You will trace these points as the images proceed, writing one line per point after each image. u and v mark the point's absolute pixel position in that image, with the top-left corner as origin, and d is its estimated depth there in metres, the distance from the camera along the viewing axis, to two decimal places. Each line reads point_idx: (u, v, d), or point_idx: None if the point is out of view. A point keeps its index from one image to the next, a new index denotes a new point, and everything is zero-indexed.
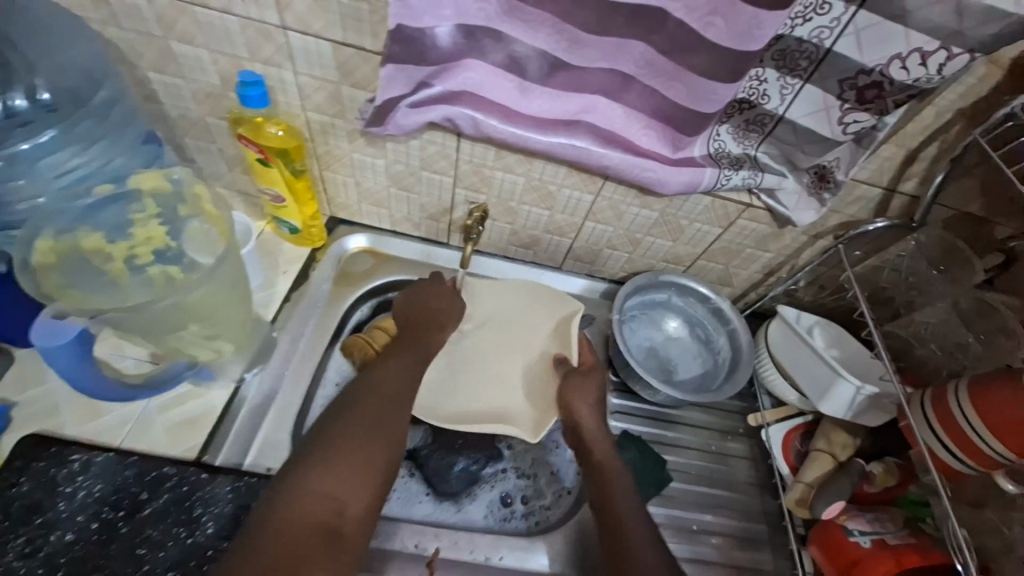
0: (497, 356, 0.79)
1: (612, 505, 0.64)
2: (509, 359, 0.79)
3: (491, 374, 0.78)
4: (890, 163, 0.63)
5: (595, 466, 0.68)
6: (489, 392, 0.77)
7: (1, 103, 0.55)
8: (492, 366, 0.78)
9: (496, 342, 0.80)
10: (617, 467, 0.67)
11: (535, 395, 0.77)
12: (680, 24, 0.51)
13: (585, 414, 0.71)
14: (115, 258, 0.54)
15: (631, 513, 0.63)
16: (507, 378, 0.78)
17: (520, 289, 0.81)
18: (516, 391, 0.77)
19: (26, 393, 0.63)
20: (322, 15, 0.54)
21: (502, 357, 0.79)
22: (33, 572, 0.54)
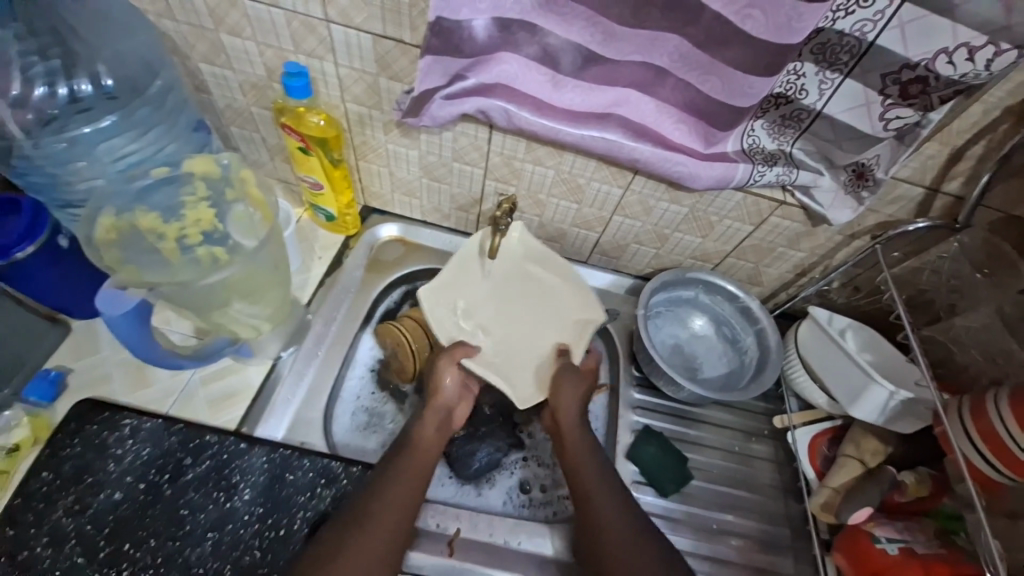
0: (516, 326, 0.77)
1: (591, 507, 0.63)
2: (528, 333, 0.76)
3: (503, 336, 0.76)
4: (933, 161, 0.61)
5: (571, 464, 0.67)
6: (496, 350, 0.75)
7: (65, 89, 0.58)
8: (506, 331, 0.76)
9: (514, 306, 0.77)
10: (589, 466, 0.66)
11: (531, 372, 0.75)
12: (717, 17, 0.50)
13: (566, 410, 0.69)
14: (168, 237, 0.58)
15: (615, 523, 0.61)
16: (517, 348, 0.76)
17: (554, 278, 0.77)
18: (522, 360, 0.75)
19: (80, 360, 0.68)
20: (363, 9, 0.56)
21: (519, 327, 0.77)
22: (83, 527, 0.58)
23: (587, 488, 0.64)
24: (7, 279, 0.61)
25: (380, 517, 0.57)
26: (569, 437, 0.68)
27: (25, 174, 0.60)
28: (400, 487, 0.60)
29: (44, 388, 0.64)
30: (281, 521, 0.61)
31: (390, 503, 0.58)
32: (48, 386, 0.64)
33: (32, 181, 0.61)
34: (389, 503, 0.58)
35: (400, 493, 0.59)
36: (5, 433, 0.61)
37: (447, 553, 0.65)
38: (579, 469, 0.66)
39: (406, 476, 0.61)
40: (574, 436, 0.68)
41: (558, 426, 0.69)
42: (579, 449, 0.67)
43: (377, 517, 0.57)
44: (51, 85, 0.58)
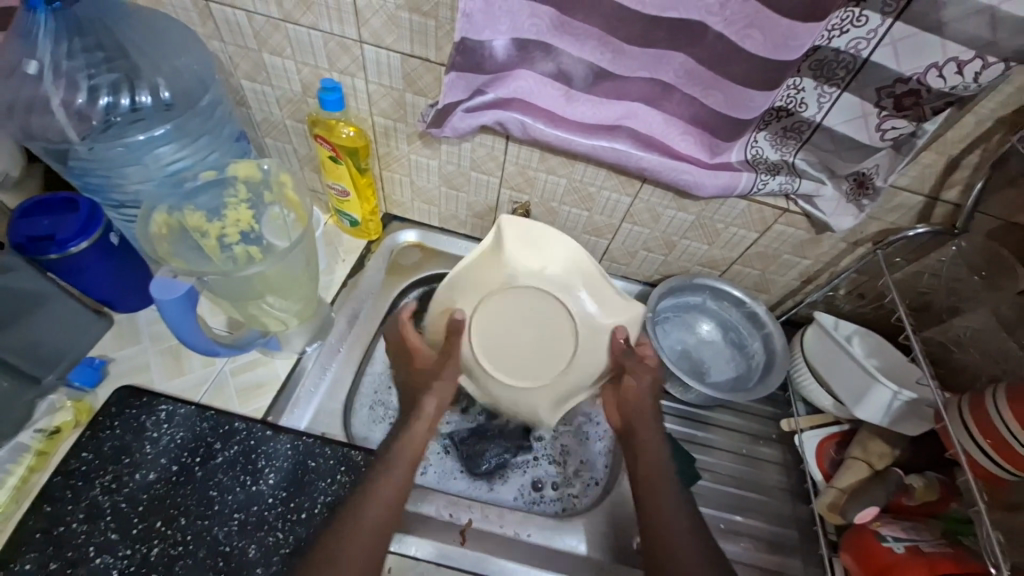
0: (517, 345, 0.72)
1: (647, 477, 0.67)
2: (510, 345, 0.72)
3: (520, 322, 0.71)
4: (930, 170, 0.63)
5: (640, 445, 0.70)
6: (496, 330, 0.72)
7: (128, 99, 0.64)
8: (507, 338, 0.72)
9: (522, 353, 0.72)
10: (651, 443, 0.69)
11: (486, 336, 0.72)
12: (719, 37, 0.54)
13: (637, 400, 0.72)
14: (210, 235, 0.64)
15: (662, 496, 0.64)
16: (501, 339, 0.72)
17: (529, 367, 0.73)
18: (497, 336, 0.72)
19: (122, 350, 0.73)
20: (393, 30, 0.62)
21: (534, 336, 0.72)
22: (118, 504, 0.62)
23: (653, 487, 0.65)
24: (59, 271, 0.66)
25: (339, 547, 0.55)
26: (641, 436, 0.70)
27: (81, 176, 0.66)
28: (375, 512, 0.58)
29: (89, 373, 0.69)
30: (304, 504, 0.64)
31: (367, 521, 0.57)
32: (92, 371, 0.69)
33: (86, 181, 0.66)
34: (358, 527, 0.56)
35: (371, 518, 0.57)
36: (50, 416, 0.66)
37: (459, 541, 0.67)
38: (647, 463, 0.68)
39: (383, 500, 0.59)
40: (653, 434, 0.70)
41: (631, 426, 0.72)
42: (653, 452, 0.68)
43: (344, 546, 0.55)
44: (114, 95, 0.64)
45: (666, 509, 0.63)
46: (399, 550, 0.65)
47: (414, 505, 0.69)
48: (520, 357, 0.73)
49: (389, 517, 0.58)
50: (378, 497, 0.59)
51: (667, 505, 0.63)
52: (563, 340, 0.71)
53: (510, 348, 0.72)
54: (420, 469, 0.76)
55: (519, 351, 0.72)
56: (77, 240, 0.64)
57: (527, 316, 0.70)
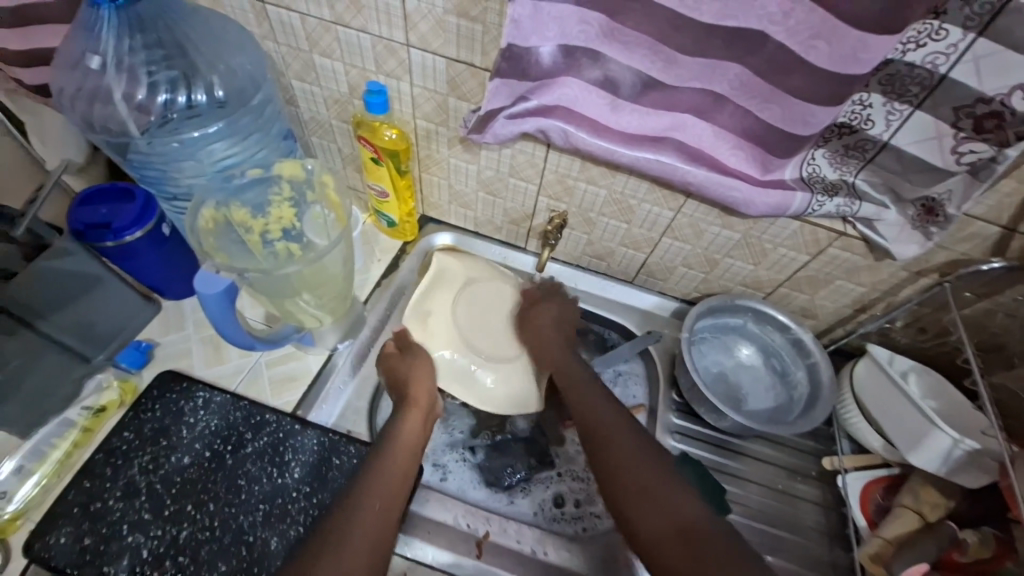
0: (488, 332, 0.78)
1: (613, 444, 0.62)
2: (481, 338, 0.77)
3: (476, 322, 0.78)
4: (1011, 199, 0.58)
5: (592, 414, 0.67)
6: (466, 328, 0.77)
7: (184, 96, 0.67)
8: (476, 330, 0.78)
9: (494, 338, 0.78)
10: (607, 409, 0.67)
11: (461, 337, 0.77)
12: (780, 48, 0.51)
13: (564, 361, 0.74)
14: (254, 231, 0.66)
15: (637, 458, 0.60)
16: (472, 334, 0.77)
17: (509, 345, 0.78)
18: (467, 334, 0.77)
19: (167, 335, 0.76)
20: (440, 35, 0.62)
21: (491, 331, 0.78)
22: (154, 484, 0.64)
23: (631, 470, 0.59)
24: (115, 257, 0.70)
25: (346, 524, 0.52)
26: (613, 443, 0.62)
27: (141, 169, 0.69)
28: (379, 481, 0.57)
29: (136, 355, 0.72)
30: (325, 500, 0.64)
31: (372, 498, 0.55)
32: (139, 354, 0.72)
33: (144, 173, 0.69)
34: (367, 510, 0.54)
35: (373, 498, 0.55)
36: (97, 394, 0.69)
37: (474, 554, 0.66)
38: (636, 477, 0.59)
39: (387, 472, 0.59)
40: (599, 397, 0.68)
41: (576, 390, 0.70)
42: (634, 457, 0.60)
43: (351, 529, 0.52)
44: (172, 92, 0.66)
45: (662, 494, 0.56)
46: (414, 557, 0.66)
47: (428, 512, 0.69)
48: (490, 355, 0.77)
49: (395, 496, 0.57)
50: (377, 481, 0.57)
51: (661, 489, 0.57)
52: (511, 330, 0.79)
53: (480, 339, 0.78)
54: (440, 474, 0.76)
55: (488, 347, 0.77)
56: (132, 231, 0.67)
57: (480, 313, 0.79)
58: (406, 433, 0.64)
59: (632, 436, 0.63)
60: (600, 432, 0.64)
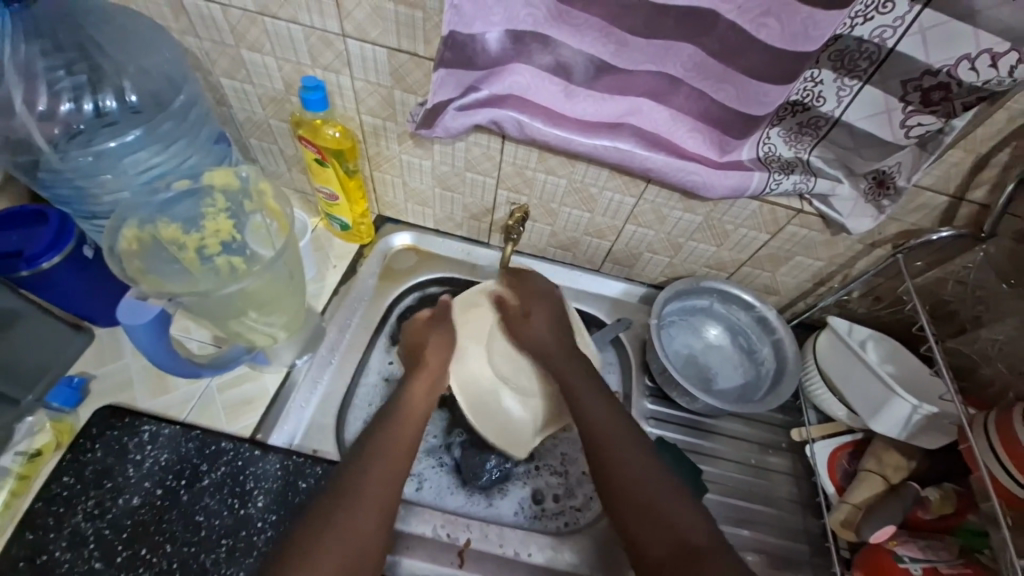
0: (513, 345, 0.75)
1: (606, 447, 0.60)
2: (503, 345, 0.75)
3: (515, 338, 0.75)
4: (957, 169, 0.59)
5: (587, 414, 0.63)
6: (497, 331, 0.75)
7: (90, 104, 0.60)
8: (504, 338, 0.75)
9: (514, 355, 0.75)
10: (600, 408, 0.64)
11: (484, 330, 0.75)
12: (731, 27, 0.50)
13: (557, 359, 0.69)
14: (188, 247, 0.61)
15: (632, 461, 0.58)
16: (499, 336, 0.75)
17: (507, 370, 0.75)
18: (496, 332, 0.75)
19: (102, 366, 0.69)
20: (378, 23, 0.57)
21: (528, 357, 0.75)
22: (102, 531, 0.59)
23: (624, 475, 0.58)
24: (35, 287, 0.63)
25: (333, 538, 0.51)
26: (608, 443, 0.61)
27: (51, 187, 0.62)
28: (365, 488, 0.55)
29: (69, 393, 0.65)
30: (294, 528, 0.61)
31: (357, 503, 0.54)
32: (72, 391, 0.65)
33: (55, 192, 0.63)
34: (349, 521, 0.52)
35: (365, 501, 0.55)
36: (30, 438, 0.62)
37: (457, 564, 0.65)
38: (626, 479, 0.57)
39: (378, 477, 0.56)
40: (593, 396, 0.65)
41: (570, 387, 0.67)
42: (628, 458, 0.59)
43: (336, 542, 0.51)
44: (77, 100, 0.60)
45: (653, 497, 0.55)
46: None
47: (405, 526, 0.66)
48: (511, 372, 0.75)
49: (379, 500, 0.55)
50: (363, 481, 0.56)
51: (653, 493, 0.56)
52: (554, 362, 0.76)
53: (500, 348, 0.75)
54: (416, 485, 0.73)
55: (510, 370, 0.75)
56: (48, 255, 0.60)
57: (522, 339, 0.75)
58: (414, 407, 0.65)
59: (629, 432, 0.61)
60: (593, 434, 0.62)
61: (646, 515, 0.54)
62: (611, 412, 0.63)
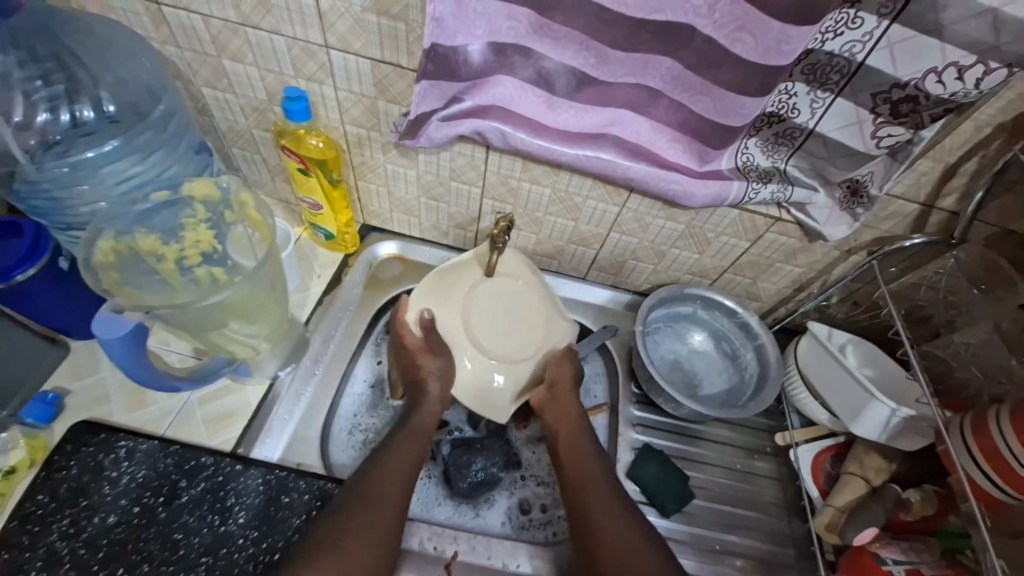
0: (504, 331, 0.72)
1: (572, 463, 0.68)
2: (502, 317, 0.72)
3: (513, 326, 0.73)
4: (927, 178, 0.61)
5: (563, 430, 0.71)
6: (517, 316, 0.73)
7: (67, 114, 0.60)
8: (511, 321, 0.72)
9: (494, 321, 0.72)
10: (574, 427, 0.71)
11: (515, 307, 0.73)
12: (707, 41, 0.51)
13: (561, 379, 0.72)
14: (167, 259, 0.60)
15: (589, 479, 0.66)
16: (516, 318, 0.73)
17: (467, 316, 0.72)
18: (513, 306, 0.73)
19: (78, 381, 0.68)
20: (361, 35, 0.57)
21: (509, 337, 0.72)
22: (77, 551, 0.57)
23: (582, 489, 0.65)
24: (6, 300, 0.61)
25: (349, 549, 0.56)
26: (598, 504, 0.64)
27: (27, 199, 0.60)
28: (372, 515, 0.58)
29: (44, 409, 0.63)
30: (276, 544, 0.60)
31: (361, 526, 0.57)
32: (47, 407, 0.63)
33: (32, 204, 0.61)
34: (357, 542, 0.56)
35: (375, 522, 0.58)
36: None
37: None
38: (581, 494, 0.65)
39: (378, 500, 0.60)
40: (569, 414, 0.71)
41: (555, 403, 0.72)
42: (614, 522, 0.62)
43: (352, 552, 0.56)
44: (53, 110, 0.59)
45: (596, 513, 0.63)
46: None
47: None
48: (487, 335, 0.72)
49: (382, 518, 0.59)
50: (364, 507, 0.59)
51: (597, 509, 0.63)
52: (506, 362, 0.71)
53: (502, 323, 0.72)
54: None
55: (483, 334, 0.71)
56: (24, 267, 0.59)
57: (516, 332, 0.72)
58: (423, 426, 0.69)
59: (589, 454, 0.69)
60: (566, 449, 0.70)
61: (592, 528, 0.62)
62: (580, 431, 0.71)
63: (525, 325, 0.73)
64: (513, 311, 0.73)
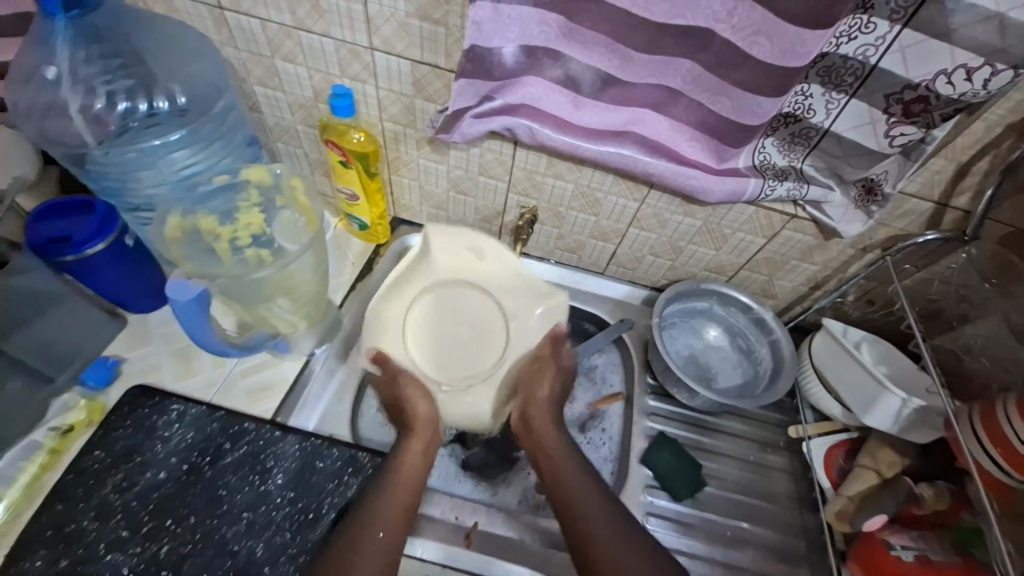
0: (468, 335, 0.73)
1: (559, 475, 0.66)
2: (466, 323, 0.73)
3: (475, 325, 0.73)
4: (940, 176, 0.63)
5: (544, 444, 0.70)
6: (477, 322, 0.73)
7: (144, 105, 0.67)
8: (469, 325, 0.73)
9: (457, 329, 0.73)
10: (554, 439, 0.70)
11: (476, 312, 0.73)
12: (727, 43, 0.55)
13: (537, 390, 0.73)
14: (222, 238, 0.65)
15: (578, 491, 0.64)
16: (478, 325, 0.73)
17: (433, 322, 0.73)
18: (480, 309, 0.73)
19: (134, 350, 0.74)
20: (404, 38, 0.63)
21: (478, 348, 0.72)
22: (129, 503, 0.62)
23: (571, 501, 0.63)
24: (76, 272, 0.67)
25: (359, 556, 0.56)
26: (586, 511, 0.62)
27: (99, 179, 0.68)
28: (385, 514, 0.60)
29: (102, 374, 0.70)
30: (310, 505, 0.64)
31: (375, 537, 0.58)
32: (105, 372, 0.70)
33: (103, 185, 0.68)
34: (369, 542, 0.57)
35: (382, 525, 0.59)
36: (62, 414, 0.67)
37: (464, 544, 0.68)
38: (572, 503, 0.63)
39: (390, 506, 0.61)
40: (548, 428, 0.71)
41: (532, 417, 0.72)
42: (613, 534, 0.59)
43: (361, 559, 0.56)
44: (132, 100, 0.66)
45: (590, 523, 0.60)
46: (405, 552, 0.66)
47: None
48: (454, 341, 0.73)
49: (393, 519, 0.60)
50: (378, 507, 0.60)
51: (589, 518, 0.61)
52: (473, 368, 0.72)
53: (464, 331, 0.73)
54: None
55: (444, 343, 0.72)
56: (93, 242, 0.64)
57: (479, 337, 0.72)
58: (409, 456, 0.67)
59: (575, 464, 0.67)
60: (547, 464, 0.68)
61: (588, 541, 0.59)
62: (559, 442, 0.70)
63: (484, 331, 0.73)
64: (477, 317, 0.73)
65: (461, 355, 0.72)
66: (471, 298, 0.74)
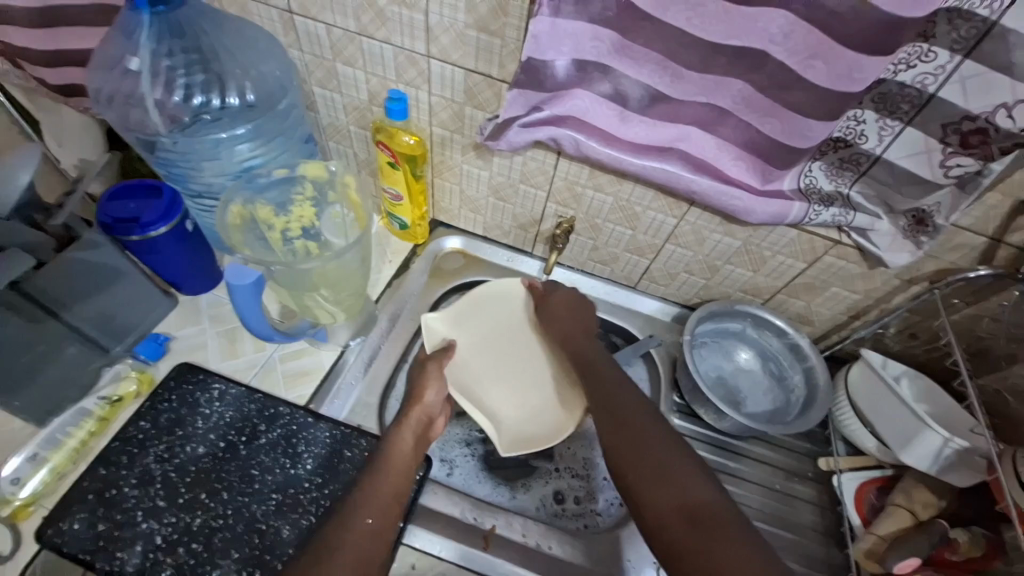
0: (502, 380, 0.80)
1: (623, 422, 0.63)
2: (513, 376, 0.80)
3: (535, 369, 0.81)
4: (995, 211, 0.62)
5: (605, 391, 0.67)
6: (519, 390, 0.80)
7: (217, 99, 0.72)
8: (511, 378, 0.80)
9: (506, 379, 0.80)
10: (615, 385, 0.67)
11: (525, 378, 0.80)
12: (781, 66, 0.55)
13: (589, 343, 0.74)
14: (275, 228, 0.69)
15: (647, 435, 0.61)
16: (519, 382, 0.80)
17: (493, 370, 0.80)
18: (529, 371, 0.81)
19: (183, 329, 0.78)
20: (461, 47, 0.65)
21: (506, 397, 0.79)
22: (168, 473, 0.65)
23: (641, 445, 0.60)
24: (137, 250, 0.71)
25: (345, 545, 0.54)
26: (651, 458, 0.59)
27: (167, 165, 0.73)
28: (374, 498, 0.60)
29: (154, 347, 0.74)
30: (337, 491, 0.66)
31: (360, 527, 0.57)
32: (156, 346, 0.74)
33: (170, 170, 0.73)
34: (360, 523, 0.57)
35: (370, 514, 0.58)
36: (113, 384, 0.70)
37: (481, 546, 0.69)
38: (642, 448, 0.60)
39: (379, 499, 0.60)
40: (610, 375, 0.69)
41: (589, 362, 0.71)
42: (687, 477, 0.57)
43: (348, 544, 0.55)
44: (206, 94, 0.71)
45: (663, 465, 0.58)
46: (422, 548, 0.68)
47: (423, 498, 0.71)
48: (520, 394, 0.79)
49: (387, 515, 0.59)
50: (373, 489, 0.60)
51: (663, 458, 0.59)
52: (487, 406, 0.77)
53: (508, 387, 0.80)
54: (447, 470, 0.77)
55: (492, 387, 0.79)
56: (156, 225, 0.68)
57: (517, 390, 0.80)
58: (397, 450, 0.65)
59: (637, 406, 0.64)
60: (609, 408, 0.65)
61: (657, 485, 0.57)
62: (618, 380, 0.69)
63: (522, 389, 0.80)
64: (522, 375, 0.80)
65: (486, 397, 0.78)
66: (527, 362, 0.81)
